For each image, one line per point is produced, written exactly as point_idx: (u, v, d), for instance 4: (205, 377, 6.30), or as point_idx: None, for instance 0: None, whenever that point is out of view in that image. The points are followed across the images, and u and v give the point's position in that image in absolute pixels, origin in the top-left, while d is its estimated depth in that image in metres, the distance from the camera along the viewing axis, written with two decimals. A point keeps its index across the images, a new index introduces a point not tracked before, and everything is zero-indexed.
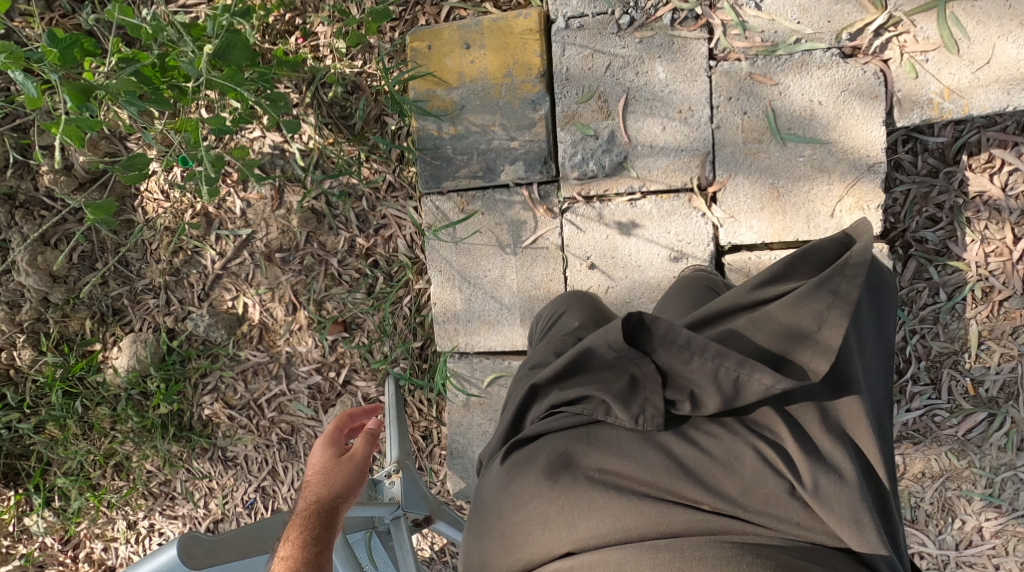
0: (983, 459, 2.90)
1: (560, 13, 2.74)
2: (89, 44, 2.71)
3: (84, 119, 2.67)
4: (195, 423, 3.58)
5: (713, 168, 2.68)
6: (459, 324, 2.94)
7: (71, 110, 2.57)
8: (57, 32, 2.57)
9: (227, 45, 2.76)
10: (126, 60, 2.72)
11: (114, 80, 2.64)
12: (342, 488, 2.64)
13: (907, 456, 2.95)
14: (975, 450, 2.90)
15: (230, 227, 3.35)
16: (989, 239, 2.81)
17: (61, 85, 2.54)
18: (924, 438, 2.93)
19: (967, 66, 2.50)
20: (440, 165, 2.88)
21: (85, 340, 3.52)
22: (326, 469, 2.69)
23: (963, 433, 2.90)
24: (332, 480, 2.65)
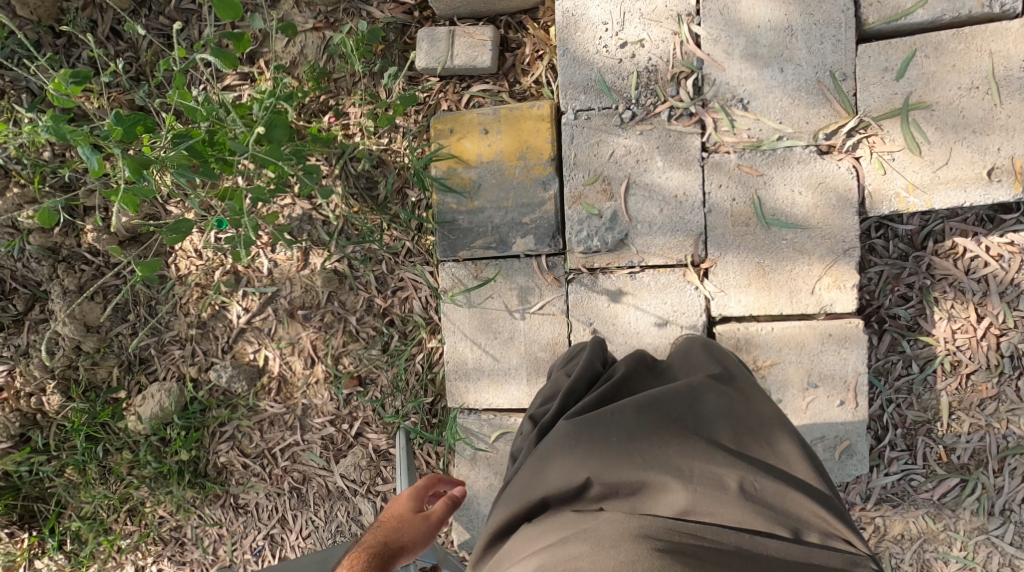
0: (957, 523, 3.06)
1: (570, 107, 3.05)
2: (148, 121, 3.12)
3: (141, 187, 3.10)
4: (210, 470, 3.79)
5: (706, 248, 2.98)
6: (470, 382, 3.21)
7: (130, 180, 3.02)
8: (124, 113, 2.97)
9: (273, 124, 3.15)
10: (180, 136, 3.08)
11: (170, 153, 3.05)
12: (409, 541, 2.85)
13: (887, 518, 3.11)
14: (949, 514, 3.06)
15: (257, 285, 3.65)
16: (955, 317, 3.02)
17: (123, 159, 2.98)
18: (902, 501, 3.10)
19: (928, 166, 2.81)
20: (458, 236, 3.17)
21: (111, 388, 3.75)
22: (403, 519, 2.90)
23: (939, 497, 3.07)
24: (405, 531, 2.86)
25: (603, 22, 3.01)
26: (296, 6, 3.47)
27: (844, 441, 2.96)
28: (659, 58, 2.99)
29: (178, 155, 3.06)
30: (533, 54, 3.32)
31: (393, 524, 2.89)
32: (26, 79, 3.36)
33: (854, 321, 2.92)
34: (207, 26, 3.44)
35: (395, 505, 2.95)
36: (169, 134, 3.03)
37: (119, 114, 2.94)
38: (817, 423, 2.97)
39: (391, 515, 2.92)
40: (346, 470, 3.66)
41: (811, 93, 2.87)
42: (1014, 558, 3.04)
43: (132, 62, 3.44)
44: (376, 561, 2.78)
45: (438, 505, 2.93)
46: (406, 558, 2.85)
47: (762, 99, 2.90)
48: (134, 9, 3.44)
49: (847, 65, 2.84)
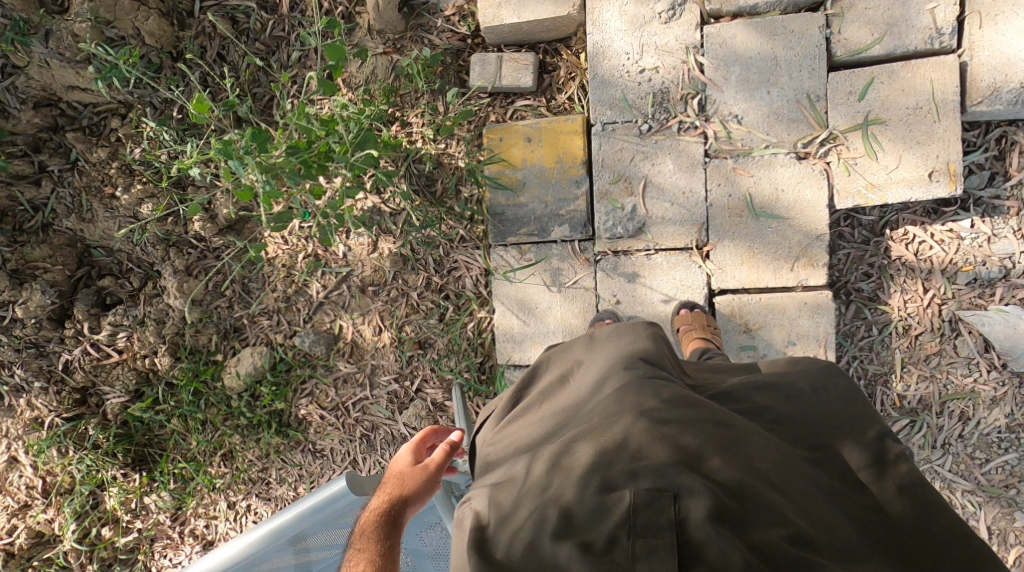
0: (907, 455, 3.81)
1: (598, 120, 3.79)
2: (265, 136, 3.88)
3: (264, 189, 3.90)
4: (293, 420, 4.53)
5: (708, 234, 3.71)
6: (515, 343, 3.96)
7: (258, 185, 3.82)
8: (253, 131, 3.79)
9: (364, 138, 3.90)
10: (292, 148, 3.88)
11: (284, 162, 3.87)
12: (415, 490, 3.42)
13: None
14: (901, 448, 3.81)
15: (334, 266, 4.40)
16: (907, 289, 3.76)
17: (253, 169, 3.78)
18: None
19: (883, 168, 3.54)
20: (507, 225, 3.92)
21: (210, 351, 4.49)
22: (405, 473, 3.46)
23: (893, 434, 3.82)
24: (410, 482, 3.44)
25: (626, 52, 3.74)
26: (369, 33, 4.19)
27: None
28: (671, 81, 3.72)
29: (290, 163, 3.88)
30: (567, 76, 4.05)
31: (398, 481, 3.45)
32: (151, 96, 4.14)
33: (824, 291, 3.66)
34: (297, 51, 4.17)
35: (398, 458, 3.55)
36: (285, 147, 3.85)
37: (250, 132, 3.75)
38: None
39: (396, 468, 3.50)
40: (408, 419, 4.42)
41: (792, 111, 3.60)
42: (952, 482, 3.78)
43: (235, 81, 4.18)
44: (391, 508, 3.36)
45: (435, 456, 3.52)
46: (417, 506, 3.40)
47: (753, 115, 3.64)
48: (236, 37, 4.17)
49: (820, 89, 3.58)
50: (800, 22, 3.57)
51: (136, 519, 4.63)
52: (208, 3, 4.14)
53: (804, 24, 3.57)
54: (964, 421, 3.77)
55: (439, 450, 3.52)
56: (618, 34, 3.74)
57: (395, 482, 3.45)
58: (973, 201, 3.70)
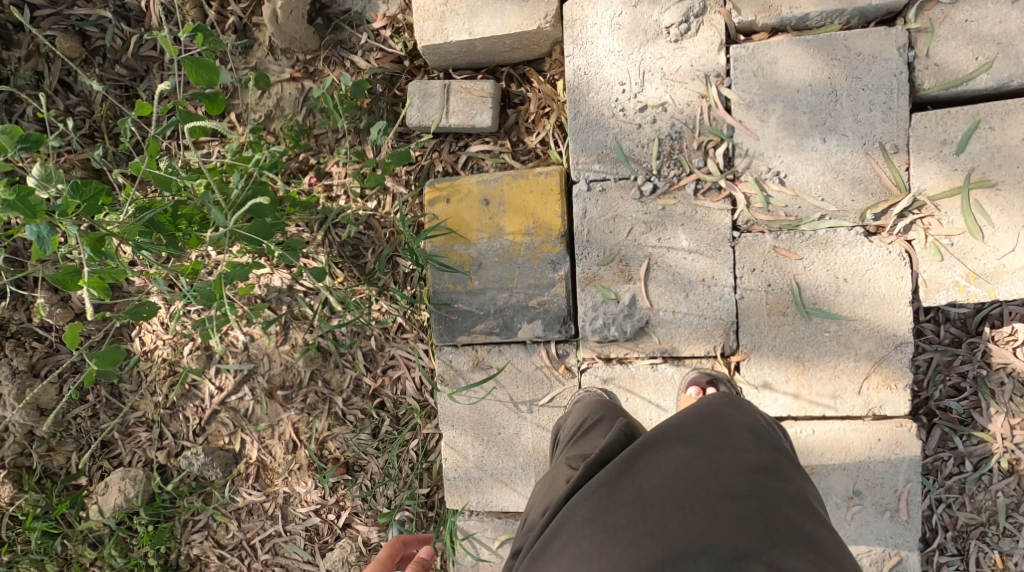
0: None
1: (582, 176, 2.71)
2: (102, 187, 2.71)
3: (102, 270, 2.76)
4: (182, 563, 3.41)
5: (738, 338, 2.64)
6: (472, 482, 2.88)
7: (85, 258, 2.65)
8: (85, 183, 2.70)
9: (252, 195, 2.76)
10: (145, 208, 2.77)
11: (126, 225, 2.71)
12: None
13: None
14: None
15: (232, 362, 3.30)
16: (1014, 410, 2.70)
17: (78, 236, 2.62)
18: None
19: (992, 251, 2.48)
20: (457, 320, 2.83)
21: (69, 475, 3.38)
22: None
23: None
24: None
25: (620, 83, 2.67)
26: (271, 53, 3.12)
27: (894, 556, 2.63)
28: (684, 123, 2.65)
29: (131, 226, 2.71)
30: (538, 111, 2.95)
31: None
32: None
33: (905, 424, 2.60)
34: (172, 76, 3.13)
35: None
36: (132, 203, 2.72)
37: (77, 183, 2.63)
38: (863, 535, 2.65)
39: None
40: (333, 565, 3.31)
41: (858, 166, 2.54)
42: None
43: (86, 118, 3.14)
44: None
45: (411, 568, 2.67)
46: None
47: (801, 172, 2.57)
48: (86, 59, 3.14)
49: (898, 136, 2.51)
50: (870, 41, 2.51)
51: None
52: (42, 13, 3.10)
53: (876, 43, 2.51)
54: None
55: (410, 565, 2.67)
56: (609, 57, 2.68)
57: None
58: None
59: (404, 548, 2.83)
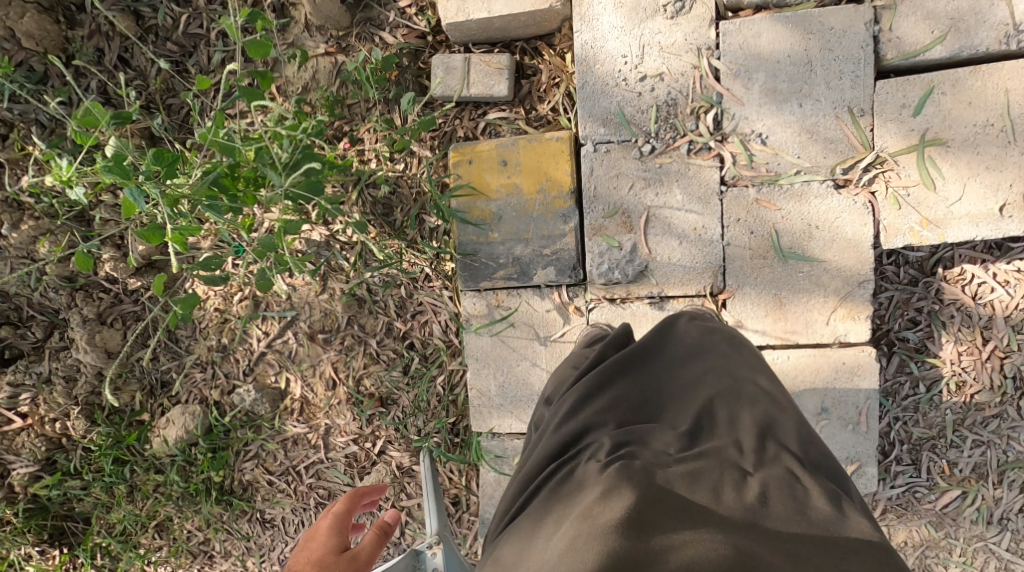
0: (958, 531, 3.18)
1: (589, 139, 3.08)
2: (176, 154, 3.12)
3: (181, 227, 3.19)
4: (236, 487, 3.86)
5: (725, 279, 3.03)
6: (494, 408, 3.29)
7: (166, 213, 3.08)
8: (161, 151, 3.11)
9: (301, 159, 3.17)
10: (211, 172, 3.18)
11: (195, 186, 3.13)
12: None
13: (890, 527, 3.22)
14: (950, 523, 3.18)
15: (277, 310, 3.68)
16: (961, 339, 3.11)
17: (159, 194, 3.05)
18: (906, 511, 3.20)
19: (942, 200, 2.86)
20: (480, 267, 3.22)
21: (134, 411, 3.80)
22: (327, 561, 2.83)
23: (941, 508, 3.18)
24: None
25: (623, 56, 3.03)
26: (307, 30, 3.46)
27: (854, 463, 3.07)
28: (678, 91, 3.01)
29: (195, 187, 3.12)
30: (549, 81, 3.32)
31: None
32: (36, 112, 3.43)
33: (867, 350, 3.00)
34: (218, 52, 3.45)
35: (319, 544, 2.90)
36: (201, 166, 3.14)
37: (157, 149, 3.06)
38: (829, 446, 3.07)
39: (319, 553, 2.87)
40: None
41: (830, 127, 2.90)
42: (1009, 563, 3.17)
43: (141, 90, 3.48)
44: None
45: (366, 542, 2.90)
46: None
47: (780, 134, 2.94)
48: (140, 37, 3.47)
49: (864, 101, 2.88)
50: (841, 17, 2.86)
51: None
52: None
53: (846, 19, 2.86)
54: None
55: (367, 537, 2.92)
56: (613, 32, 3.03)
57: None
58: None
59: (361, 500, 3.07)
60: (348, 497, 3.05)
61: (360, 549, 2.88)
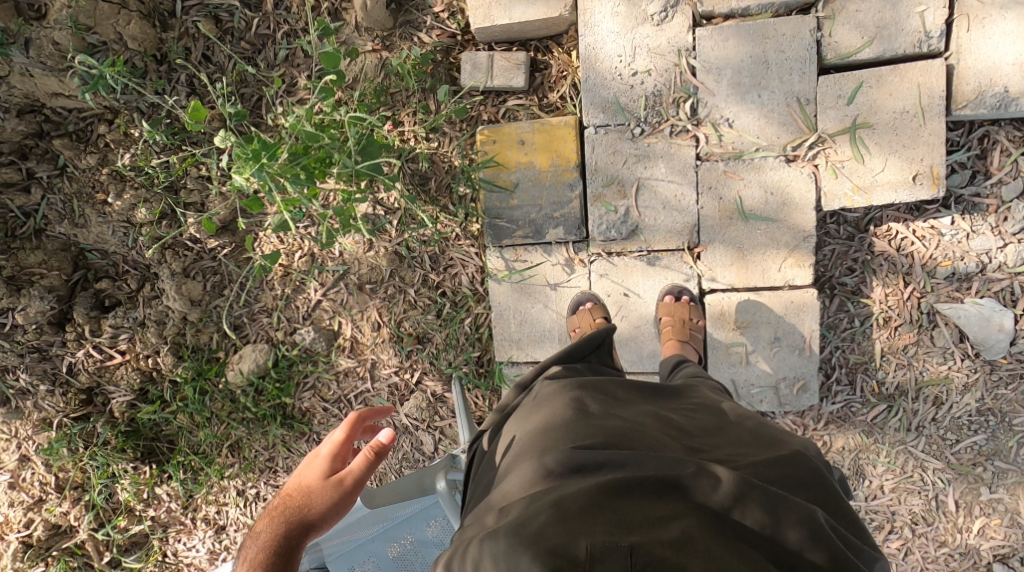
0: (885, 437, 4.03)
1: (591, 123, 3.82)
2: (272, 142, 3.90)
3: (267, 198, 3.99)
4: (297, 412, 4.63)
5: (699, 235, 3.81)
6: (514, 342, 4.07)
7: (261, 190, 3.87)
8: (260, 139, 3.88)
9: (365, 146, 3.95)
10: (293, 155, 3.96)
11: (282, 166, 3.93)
12: (321, 508, 3.46)
13: (832, 434, 4.07)
14: (879, 431, 4.03)
15: (331, 265, 4.43)
16: (888, 283, 3.92)
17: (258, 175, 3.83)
18: (844, 422, 4.06)
19: (869, 171, 3.63)
20: (502, 228, 3.97)
21: (212, 349, 4.56)
22: (317, 486, 3.49)
23: (871, 419, 4.03)
24: (316, 499, 3.47)
25: (619, 55, 3.76)
26: (357, 31, 4.17)
27: (800, 380, 3.86)
28: (663, 84, 3.75)
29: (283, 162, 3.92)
30: (558, 75, 4.05)
31: (303, 501, 3.49)
32: (137, 102, 4.16)
33: (810, 290, 3.79)
34: (283, 49, 4.19)
35: (318, 465, 3.54)
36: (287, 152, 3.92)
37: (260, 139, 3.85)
38: (781, 367, 3.87)
39: (313, 476, 3.52)
40: (410, 410, 4.52)
41: (783, 114, 3.67)
42: (924, 461, 4.01)
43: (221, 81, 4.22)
44: (291, 512, 3.49)
45: (354, 469, 3.48)
46: (322, 523, 3.47)
47: (744, 119, 3.69)
48: (220, 37, 4.20)
49: (810, 92, 3.64)
50: (791, 26, 3.61)
51: (148, 507, 4.77)
52: (190, 3, 4.16)
53: (794, 27, 3.61)
54: (937, 405, 3.97)
55: (359, 462, 3.48)
56: (610, 36, 3.75)
57: (303, 498, 3.49)
58: (953, 199, 3.85)
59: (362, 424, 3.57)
60: (351, 423, 3.55)
61: (348, 474, 3.48)
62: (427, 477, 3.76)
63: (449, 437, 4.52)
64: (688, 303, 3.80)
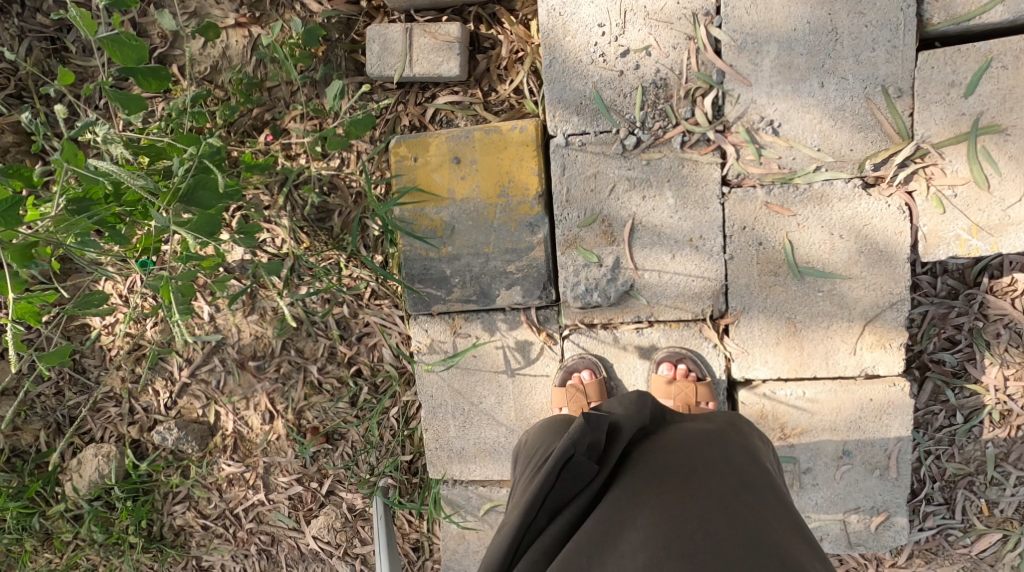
0: None
1: (559, 130, 2.51)
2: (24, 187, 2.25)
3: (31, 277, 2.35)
4: (166, 533, 3.30)
5: (728, 300, 2.50)
6: (454, 453, 2.74)
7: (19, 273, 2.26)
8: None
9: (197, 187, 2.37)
10: (77, 202, 2.32)
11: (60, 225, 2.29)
12: None
13: None
14: (988, 569, 2.69)
15: (198, 334, 3.13)
16: (1008, 362, 2.60)
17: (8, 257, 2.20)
18: (936, 556, 2.72)
19: (997, 203, 2.35)
20: (431, 288, 2.64)
21: (40, 453, 3.25)
22: None
23: (977, 553, 2.69)
24: None
25: (599, 24, 2.46)
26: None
27: (882, 513, 2.54)
28: (670, 69, 2.46)
29: (25, 244, 2.23)
30: (511, 56, 2.72)
31: None
32: None
33: (898, 384, 2.48)
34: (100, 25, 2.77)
35: None
36: (63, 199, 2.29)
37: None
38: (851, 493, 2.54)
39: None
40: (319, 532, 3.19)
41: (858, 113, 2.38)
42: None
43: (10, 75, 2.79)
44: None
45: None
46: None
47: (796, 121, 2.41)
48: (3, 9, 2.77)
49: (902, 79, 2.36)
50: None
51: None
52: None
53: None
54: None
55: None
56: None
57: None
58: None
59: None
60: None
61: None
62: None
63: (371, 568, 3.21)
64: (695, 381, 2.52)
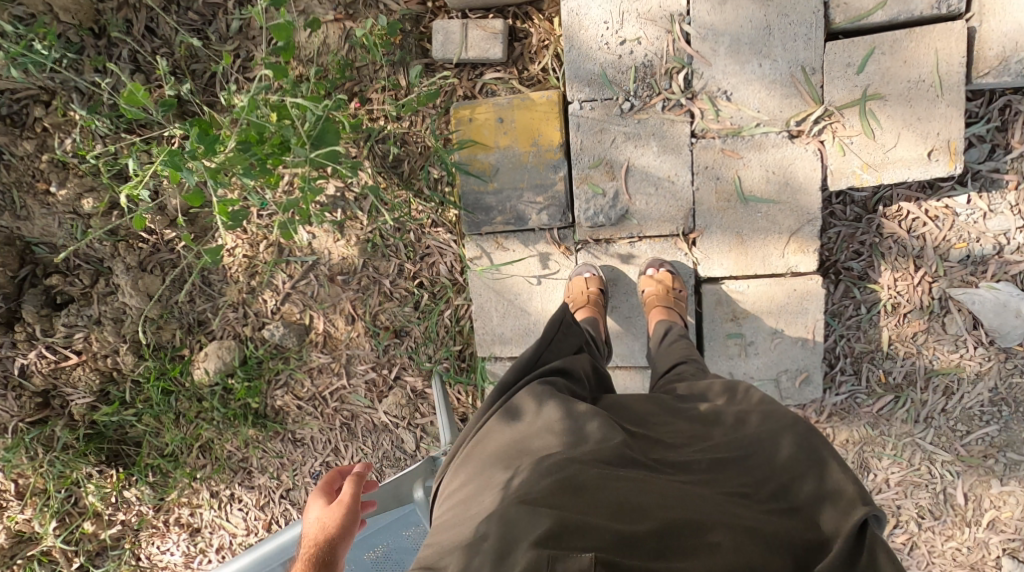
0: (890, 428, 3.69)
1: (575, 98, 3.49)
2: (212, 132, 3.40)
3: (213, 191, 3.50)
4: (269, 411, 4.25)
5: (694, 221, 3.49)
6: (496, 336, 3.73)
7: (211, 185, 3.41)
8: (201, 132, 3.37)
9: (323, 131, 3.47)
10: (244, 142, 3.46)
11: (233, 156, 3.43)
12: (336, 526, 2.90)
13: (835, 427, 3.73)
14: (885, 422, 3.69)
15: (298, 255, 4.10)
16: (897, 267, 3.59)
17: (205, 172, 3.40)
18: (847, 413, 3.71)
19: (880, 148, 3.33)
20: (481, 214, 3.63)
21: (176, 347, 4.18)
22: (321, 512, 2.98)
23: (876, 410, 3.69)
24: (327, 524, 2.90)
25: (604, 22, 3.43)
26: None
27: (803, 373, 3.53)
28: (655, 54, 3.43)
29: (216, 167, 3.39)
30: (539, 44, 3.70)
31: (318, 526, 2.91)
32: (74, 81, 3.75)
33: (814, 278, 3.46)
34: (236, 20, 3.78)
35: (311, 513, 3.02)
36: (236, 140, 3.42)
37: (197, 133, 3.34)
38: (782, 359, 3.54)
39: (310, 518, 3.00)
40: (389, 408, 4.20)
41: (786, 85, 3.36)
42: (933, 454, 3.67)
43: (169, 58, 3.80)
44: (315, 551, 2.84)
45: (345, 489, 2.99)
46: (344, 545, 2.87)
47: (743, 91, 3.39)
48: (165, 7, 3.79)
49: (816, 61, 3.33)
50: None
51: (118, 512, 4.34)
52: None
53: None
54: (948, 395, 3.63)
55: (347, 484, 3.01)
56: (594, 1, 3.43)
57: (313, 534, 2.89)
58: (970, 175, 3.51)
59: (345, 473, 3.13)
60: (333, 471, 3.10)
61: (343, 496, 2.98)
62: (403, 487, 3.53)
63: (428, 435, 4.21)
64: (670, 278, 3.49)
